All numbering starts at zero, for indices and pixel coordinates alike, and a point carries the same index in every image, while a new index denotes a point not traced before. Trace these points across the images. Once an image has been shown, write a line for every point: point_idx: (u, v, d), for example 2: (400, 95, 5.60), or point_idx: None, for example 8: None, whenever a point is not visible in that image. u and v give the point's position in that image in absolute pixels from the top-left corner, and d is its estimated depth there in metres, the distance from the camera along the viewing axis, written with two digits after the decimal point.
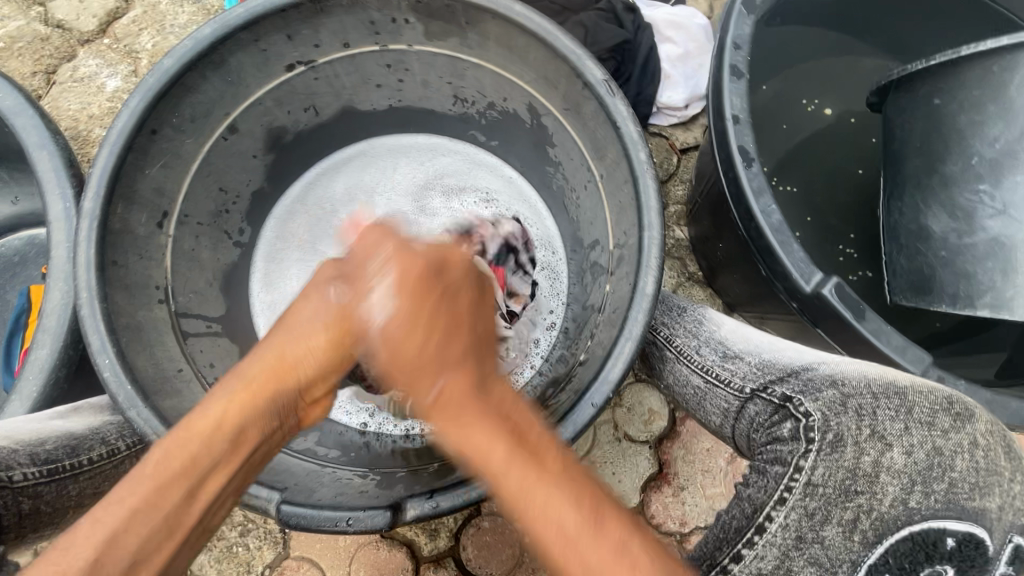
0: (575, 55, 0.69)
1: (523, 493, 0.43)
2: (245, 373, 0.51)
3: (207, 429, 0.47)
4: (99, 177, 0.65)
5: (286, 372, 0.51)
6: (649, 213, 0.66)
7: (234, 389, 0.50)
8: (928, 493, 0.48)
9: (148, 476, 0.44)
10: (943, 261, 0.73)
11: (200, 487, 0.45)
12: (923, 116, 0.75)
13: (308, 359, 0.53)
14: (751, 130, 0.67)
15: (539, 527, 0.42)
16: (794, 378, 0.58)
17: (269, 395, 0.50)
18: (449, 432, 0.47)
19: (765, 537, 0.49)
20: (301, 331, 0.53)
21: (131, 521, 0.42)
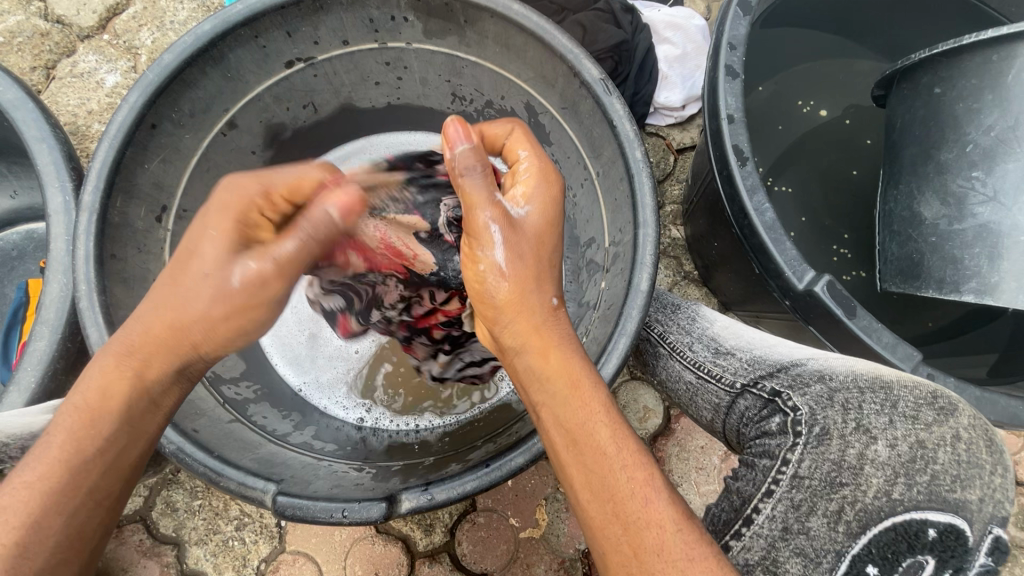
0: (571, 54, 0.70)
1: (613, 471, 0.47)
2: (132, 342, 0.51)
3: (101, 404, 0.49)
4: (99, 170, 0.65)
5: (177, 336, 0.52)
6: (644, 211, 0.66)
7: (127, 363, 0.50)
8: (911, 485, 0.47)
9: (52, 461, 0.46)
10: (933, 247, 0.73)
11: (114, 461, 0.49)
12: (925, 106, 0.76)
13: (198, 327, 0.53)
14: (745, 129, 0.68)
15: (620, 478, 0.47)
16: (783, 373, 0.59)
17: (158, 362, 0.51)
18: (556, 406, 0.50)
19: (752, 528, 0.51)
20: (191, 296, 0.52)
21: (45, 504, 0.45)
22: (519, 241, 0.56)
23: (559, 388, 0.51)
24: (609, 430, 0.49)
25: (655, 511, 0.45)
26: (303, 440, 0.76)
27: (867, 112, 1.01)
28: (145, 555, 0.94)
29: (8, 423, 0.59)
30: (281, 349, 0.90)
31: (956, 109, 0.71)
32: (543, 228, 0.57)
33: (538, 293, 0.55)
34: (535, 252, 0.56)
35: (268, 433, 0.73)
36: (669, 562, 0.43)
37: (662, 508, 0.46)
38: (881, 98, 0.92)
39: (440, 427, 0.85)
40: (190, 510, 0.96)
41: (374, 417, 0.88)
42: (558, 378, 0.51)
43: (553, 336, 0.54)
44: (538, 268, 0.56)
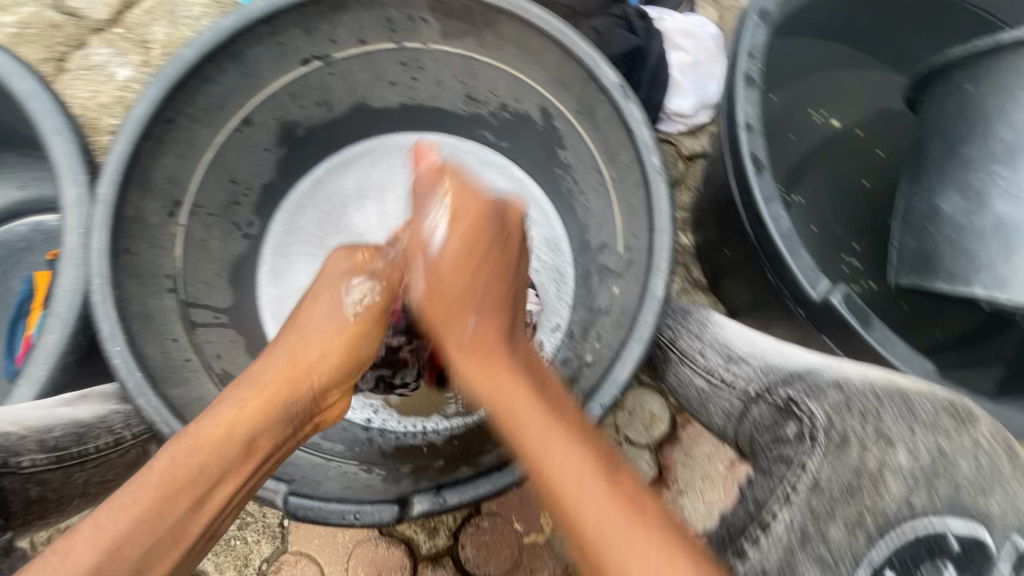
0: (590, 59, 0.70)
1: (541, 445, 0.47)
2: (257, 386, 0.57)
3: (219, 438, 0.52)
4: (114, 166, 0.65)
5: (299, 377, 0.59)
6: (660, 217, 0.66)
7: (249, 395, 0.56)
8: (931, 494, 0.50)
9: (152, 485, 0.48)
10: (950, 241, 0.74)
11: (209, 496, 0.50)
12: (956, 102, 0.76)
13: (319, 368, 0.60)
14: (762, 137, 0.68)
15: (556, 468, 0.46)
16: (799, 380, 0.58)
17: (281, 401, 0.57)
18: (477, 369, 0.55)
19: (769, 534, 0.50)
20: (309, 340, 0.61)
21: (139, 527, 0.46)
22: (463, 222, 0.63)
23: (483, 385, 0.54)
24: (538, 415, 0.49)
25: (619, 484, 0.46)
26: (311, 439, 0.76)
27: (879, 124, 1.01)
28: None
29: (18, 414, 0.60)
30: None
31: (988, 105, 0.71)
32: (495, 233, 0.62)
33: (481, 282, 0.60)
34: (474, 244, 0.62)
35: None
36: (612, 557, 0.42)
37: (590, 498, 0.44)
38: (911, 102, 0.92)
39: (446, 429, 0.83)
40: None
41: (381, 418, 0.86)
42: (491, 372, 0.54)
43: (483, 329, 0.58)
44: (467, 255, 0.62)
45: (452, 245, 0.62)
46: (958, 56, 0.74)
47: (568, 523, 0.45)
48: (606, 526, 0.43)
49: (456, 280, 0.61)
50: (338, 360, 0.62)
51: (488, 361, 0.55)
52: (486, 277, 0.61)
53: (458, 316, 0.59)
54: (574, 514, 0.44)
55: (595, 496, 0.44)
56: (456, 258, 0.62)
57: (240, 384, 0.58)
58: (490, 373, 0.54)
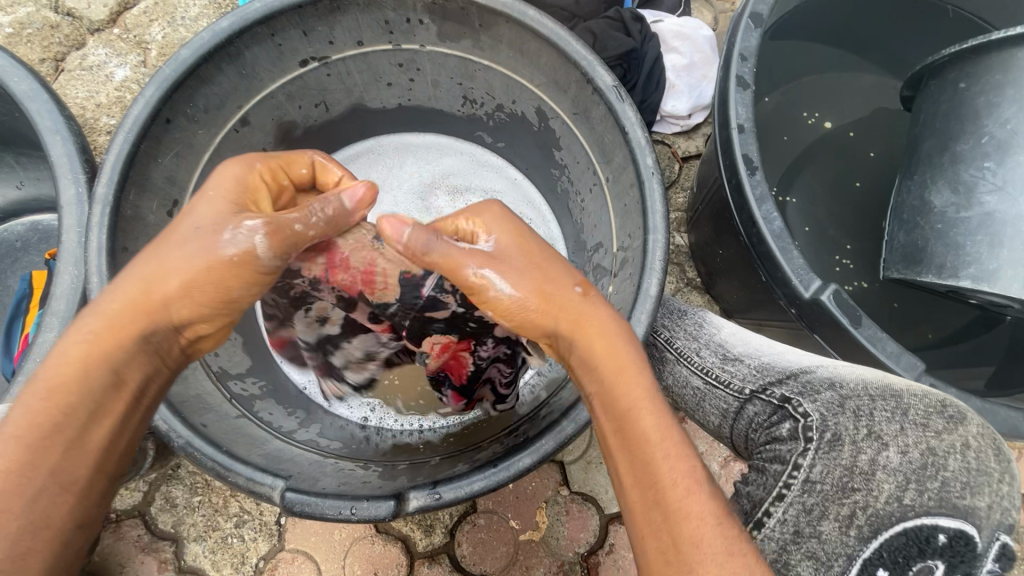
0: (585, 61, 0.71)
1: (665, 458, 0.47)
2: (103, 317, 0.50)
3: (73, 379, 0.48)
4: (112, 164, 0.66)
5: (152, 309, 0.51)
6: (654, 217, 0.67)
7: (94, 330, 0.49)
8: (922, 491, 0.49)
9: (13, 437, 0.45)
10: (938, 234, 0.75)
11: (84, 438, 0.48)
12: (949, 100, 0.77)
13: (177, 300, 0.52)
14: (755, 139, 0.69)
15: (675, 481, 0.46)
16: (792, 380, 0.59)
17: (137, 334, 0.50)
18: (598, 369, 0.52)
19: (763, 531, 0.52)
20: (168, 269, 0.51)
21: (14, 486, 0.44)
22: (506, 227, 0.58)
23: (608, 370, 0.51)
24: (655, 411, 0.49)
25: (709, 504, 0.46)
26: (309, 437, 0.76)
27: (871, 126, 1.03)
28: (143, 550, 0.94)
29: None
30: None
31: (978, 102, 0.72)
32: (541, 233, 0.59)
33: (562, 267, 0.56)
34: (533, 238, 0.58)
35: (274, 430, 0.73)
36: (705, 556, 0.43)
37: (703, 499, 0.45)
38: (908, 101, 0.94)
39: (442, 428, 0.86)
40: (189, 506, 0.96)
41: (378, 417, 0.87)
42: (602, 354, 0.52)
43: (584, 310, 0.54)
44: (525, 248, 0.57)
45: (510, 246, 0.57)
46: (951, 56, 0.75)
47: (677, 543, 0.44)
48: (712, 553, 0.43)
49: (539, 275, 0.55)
50: (206, 298, 0.52)
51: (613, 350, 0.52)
52: (559, 263, 0.57)
53: (553, 298, 0.54)
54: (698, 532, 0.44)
55: (707, 494, 0.45)
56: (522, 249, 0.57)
57: (87, 313, 0.50)
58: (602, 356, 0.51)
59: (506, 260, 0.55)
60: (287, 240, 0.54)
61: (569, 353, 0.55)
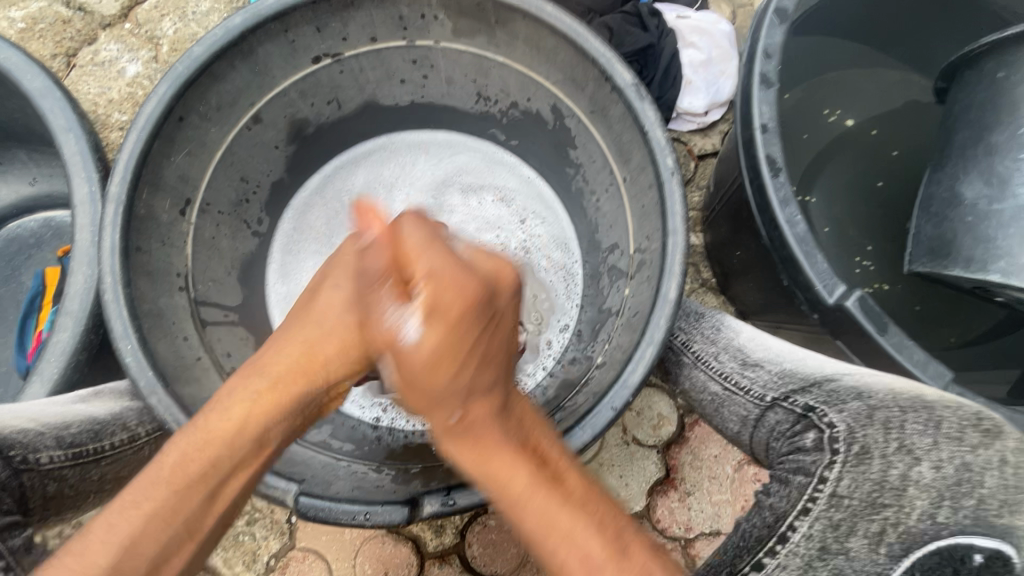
0: (604, 58, 0.69)
1: (545, 534, 0.45)
2: (270, 370, 0.53)
3: (231, 429, 0.50)
4: (125, 163, 0.65)
5: (312, 371, 0.54)
6: (674, 219, 0.65)
7: (256, 389, 0.52)
8: (957, 509, 0.48)
9: (165, 480, 0.48)
10: (968, 226, 0.73)
11: (222, 488, 0.50)
12: (986, 89, 0.75)
13: (333, 361, 0.55)
14: (778, 139, 0.67)
15: (563, 555, 0.44)
16: (816, 389, 0.58)
17: (291, 395, 0.53)
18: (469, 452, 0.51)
19: (787, 546, 0.50)
20: (324, 330, 0.56)
21: (148, 526, 0.46)
22: (428, 320, 0.50)
23: (480, 474, 0.50)
24: (552, 511, 0.46)
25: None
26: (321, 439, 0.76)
27: (895, 124, 1.00)
28: None
29: (35, 411, 0.60)
30: None
31: (1017, 92, 0.71)
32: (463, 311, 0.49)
33: (455, 367, 0.50)
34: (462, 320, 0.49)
35: None
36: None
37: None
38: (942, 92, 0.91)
39: None
40: None
41: (390, 417, 0.87)
42: (489, 464, 0.49)
43: (473, 431, 0.50)
44: (450, 355, 0.49)
45: (427, 353, 0.49)
46: (990, 44, 0.75)
47: None
48: None
49: (419, 382, 0.51)
50: (354, 353, 0.56)
51: (485, 440, 0.50)
52: (472, 372, 0.50)
53: (441, 391, 0.50)
54: None
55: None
56: (430, 357, 0.49)
57: (248, 373, 0.54)
58: (477, 451, 0.50)
59: (408, 370, 0.51)
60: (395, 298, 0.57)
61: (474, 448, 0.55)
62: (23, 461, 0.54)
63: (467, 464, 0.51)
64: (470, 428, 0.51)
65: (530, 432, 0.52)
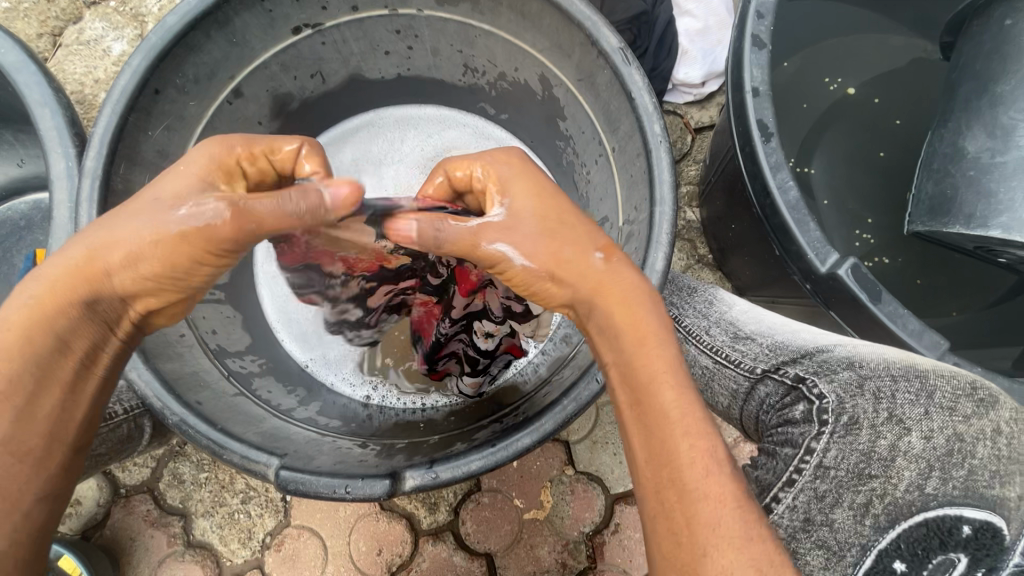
0: (590, 22, 0.67)
1: (683, 413, 0.46)
2: (47, 276, 0.48)
3: (14, 345, 0.47)
4: (101, 136, 0.64)
5: (95, 275, 0.48)
6: (662, 188, 0.63)
7: (32, 296, 0.47)
8: (946, 480, 0.47)
9: None
10: (969, 181, 0.71)
11: (29, 405, 0.47)
12: (993, 38, 0.72)
13: (127, 270, 0.49)
14: (771, 103, 0.64)
15: (696, 441, 0.45)
16: (807, 360, 0.56)
17: (75, 299, 0.48)
18: (615, 314, 0.50)
19: (771, 519, 0.49)
20: (117, 235, 0.48)
21: None
22: (519, 183, 0.56)
23: (631, 337, 0.48)
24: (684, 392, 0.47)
25: (719, 485, 0.44)
26: (308, 415, 0.75)
27: (898, 92, 0.97)
28: (152, 525, 0.95)
29: None
30: (287, 325, 0.89)
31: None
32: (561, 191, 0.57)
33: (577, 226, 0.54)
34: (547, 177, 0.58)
35: (272, 407, 0.72)
36: (722, 541, 0.42)
37: (723, 482, 0.43)
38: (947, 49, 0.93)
39: (446, 406, 0.84)
40: (196, 483, 0.96)
41: (381, 394, 0.87)
42: (629, 323, 0.49)
43: (607, 279, 0.51)
44: (552, 184, 0.56)
45: (533, 200, 0.54)
46: None
47: (684, 502, 0.43)
48: (727, 518, 0.43)
49: (553, 238, 0.53)
50: (153, 274, 0.49)
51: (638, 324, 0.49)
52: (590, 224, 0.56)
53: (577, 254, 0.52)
54: (699, 499, 0.43)
55: (737, 475, 0.45)
56: (537, 213, 0.54)
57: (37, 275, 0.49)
58: (623, 324, 0.49)
59: (528, 213, 0.53)
60: (217, 235, 0.47)
61: (589, 319, 0.52)
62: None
63: (620, 330, 0.49)
64: (613, 306, 0.50)
65: None
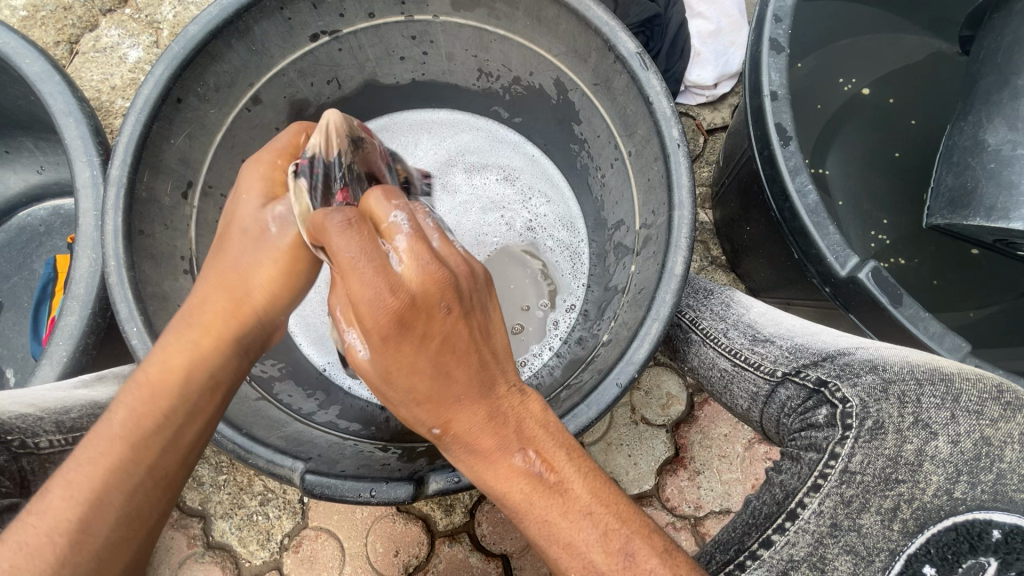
0: (607, 27, 0.67)
1: (545, 535, 0.45)
2: (195, 317, 0.51)
3: (169, 382, 0.49)
4: (125, 145, 0.65)
5: (240, 309, 0.52)
6: (680, 192, 0.64)
7: (187, 337, 0.50)
8: (974, 484, 0.47)
9: (116, 438, 0.46)
10: (990, 173, 0.71)
11: (176, 435, 0.48)
12: (1016, 31, 0.73)
13: (264, 302, 0.53)
14: (789, 106, 0.64)
15: (564, 559, 0.45)
16: (828, 363, 0.57)
17: (228, 335, 0.51)
18: (469, 462, 0.48)
19: (797, 523, 0.49)
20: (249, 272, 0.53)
21: (111, 480, 0.45)
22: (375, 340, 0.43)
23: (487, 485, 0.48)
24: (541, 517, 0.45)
25: None
26: (328, 419, 0.76)
27: (913, 92, 0.96)
28: (171, 527, 0.96)
29: (39, 395, 0.60)
30: (305, 329, 0.90)
31: None
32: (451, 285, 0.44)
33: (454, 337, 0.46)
34: (442, 280, 0.44)
35: (293, 411, 0.73)
36: None
37: None
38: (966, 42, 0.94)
39: None
40: (215, 485, 0.98)
41: None
42: (487, 472, 0.47)
43: (461, 429, 0.47)
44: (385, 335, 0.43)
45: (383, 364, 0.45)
46: None
47: None
48: None
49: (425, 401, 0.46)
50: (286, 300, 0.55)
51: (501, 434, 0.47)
52: (444, 363, 0.45)
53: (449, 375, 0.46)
54: None
55: None
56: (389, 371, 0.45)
57: (180, 319, 0.51)
58: (483, 441, 0.47)
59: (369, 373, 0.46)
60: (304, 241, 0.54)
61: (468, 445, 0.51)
62: (21, 444, 0.57)
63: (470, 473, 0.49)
64: (467, 430, 0.47)
65: (531, 434, 0.47)
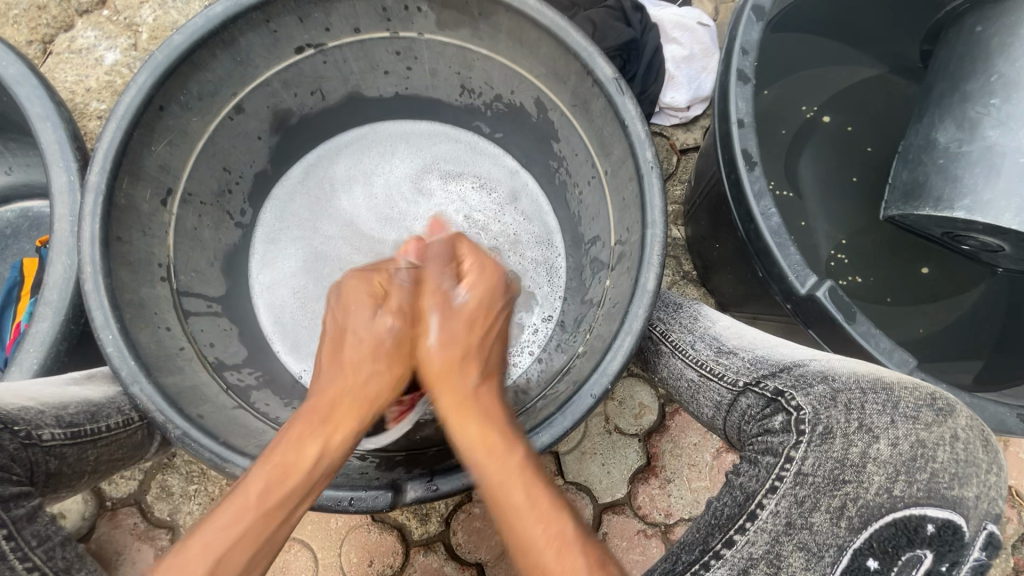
0: (586, 52, 0.70)
1: (515, 524, 0.51)
2: (333, 408, 0.57)
3: (298, 467, 0.53)
4: (104, 152, 0.64)
5: (346, 403, 0.58)
6: (653, 212, 0.67)
7: (313, 421, 0.56)
8: (911, 483, 0.51)
9: (254, 499, 0.50)
10: (939, 168, 0.75)
11: (294, 511, 0.52)
12: (964, 44, 0.76)
13: (376, 396, 0.59)
14: (755, 134, 0.68)
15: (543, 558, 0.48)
16: (785, 373, 0.60)
17: (351, 428, 0.57)
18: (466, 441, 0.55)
19: (756, 523, 0.53)
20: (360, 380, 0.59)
21: (242, 539, 0.49)
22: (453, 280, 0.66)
23: (489, 467, 0.53)
24: None
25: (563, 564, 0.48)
26: None
27: (870, 119, 1.02)
28: (139, 537, 0.93)
29: (32, 391, 0.62)
30: (279, 331, 0.88)
31: (976, 68, 0.74)
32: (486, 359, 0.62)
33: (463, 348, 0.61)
34: (459, 373, 0.59)
35: (269, 420, 0.73)
36: None
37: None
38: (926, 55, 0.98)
39: None
40: (184, 494, 0.94)
41: None
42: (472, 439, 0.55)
43: (476, 397, 0.58)
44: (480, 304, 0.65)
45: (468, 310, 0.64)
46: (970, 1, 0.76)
47: None
48: None
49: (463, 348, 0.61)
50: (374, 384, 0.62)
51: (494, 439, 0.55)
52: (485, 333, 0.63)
53: (492, 464, 0.53)
54: None
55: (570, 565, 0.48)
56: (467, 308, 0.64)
57: (312, 411, 0.57)
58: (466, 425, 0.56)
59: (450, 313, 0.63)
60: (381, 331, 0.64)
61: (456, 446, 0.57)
62: (27, 435, 0.57)
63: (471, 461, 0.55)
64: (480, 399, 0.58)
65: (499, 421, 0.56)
